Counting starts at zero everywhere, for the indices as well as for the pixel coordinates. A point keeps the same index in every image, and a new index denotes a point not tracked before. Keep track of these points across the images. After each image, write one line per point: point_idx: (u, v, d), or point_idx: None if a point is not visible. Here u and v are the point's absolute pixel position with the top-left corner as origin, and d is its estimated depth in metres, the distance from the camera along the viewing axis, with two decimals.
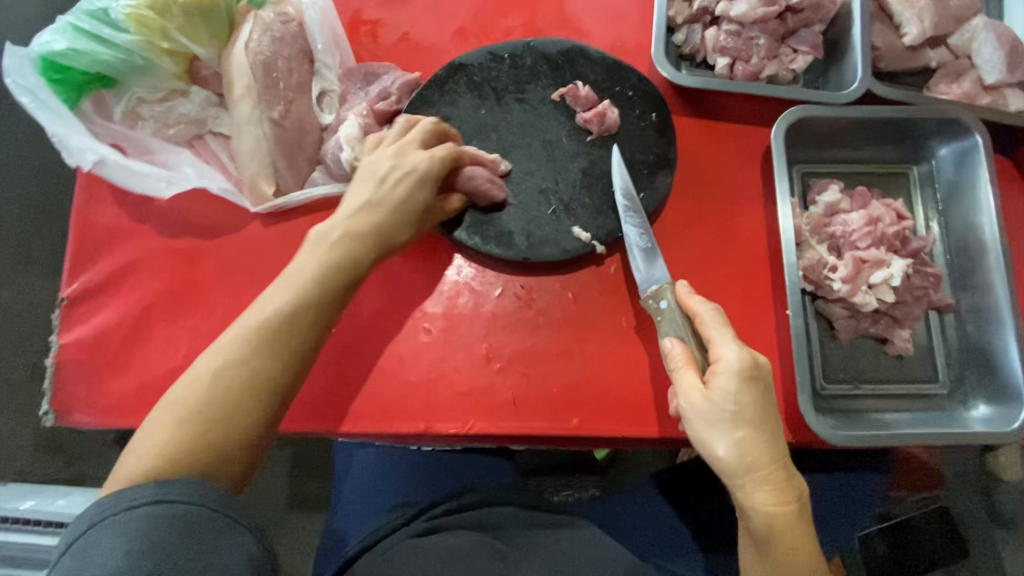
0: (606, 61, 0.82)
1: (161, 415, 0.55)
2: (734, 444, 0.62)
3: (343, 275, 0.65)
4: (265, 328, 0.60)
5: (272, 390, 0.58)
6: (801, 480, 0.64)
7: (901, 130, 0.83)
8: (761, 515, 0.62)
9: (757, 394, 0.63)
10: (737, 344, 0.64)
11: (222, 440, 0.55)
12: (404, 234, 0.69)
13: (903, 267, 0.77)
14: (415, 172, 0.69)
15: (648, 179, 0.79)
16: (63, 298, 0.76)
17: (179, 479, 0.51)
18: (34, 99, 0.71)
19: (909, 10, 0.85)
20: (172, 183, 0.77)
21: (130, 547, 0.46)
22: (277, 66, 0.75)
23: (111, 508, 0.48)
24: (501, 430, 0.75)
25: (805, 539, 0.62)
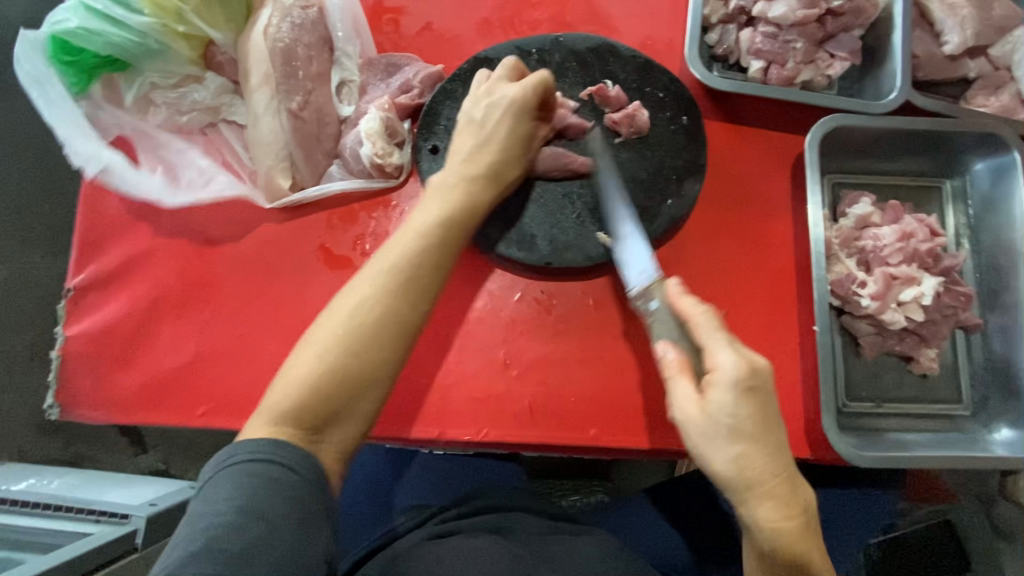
0: (637, 60, 0.79)
1: (300, 361, 0.57)
2: (732, 459, 0.58)
3: (471, 217, 0.66)
4: (398, 267, 0.60)
5: (408, 328, 0.60)
6: (809, 490, 0.60)
7: (936, 143, 0.81)
8: (765, 532, 0.58)
9: (756, 404, 0.58)
10: (733, 348, 0.59)
11: (361, 379, 0.57)
12: (515, 169, 0.70)
13: (934, 286, 0.75)
14: (510, 102, 0.69)
15: (676, 186, 0.77)
16: (70, 288, 0.74)
17: (289, 444, 0.53)
18: (44, 95, 0.69)
19: (950, 18, 0.82)
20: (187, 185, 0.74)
21: (240, 502, 0.48)
22: (297, 54, 0.72)
23: (232, 456, 0.51)
24: (516, 439, 0.73)
25: (814, 553, 0.59)
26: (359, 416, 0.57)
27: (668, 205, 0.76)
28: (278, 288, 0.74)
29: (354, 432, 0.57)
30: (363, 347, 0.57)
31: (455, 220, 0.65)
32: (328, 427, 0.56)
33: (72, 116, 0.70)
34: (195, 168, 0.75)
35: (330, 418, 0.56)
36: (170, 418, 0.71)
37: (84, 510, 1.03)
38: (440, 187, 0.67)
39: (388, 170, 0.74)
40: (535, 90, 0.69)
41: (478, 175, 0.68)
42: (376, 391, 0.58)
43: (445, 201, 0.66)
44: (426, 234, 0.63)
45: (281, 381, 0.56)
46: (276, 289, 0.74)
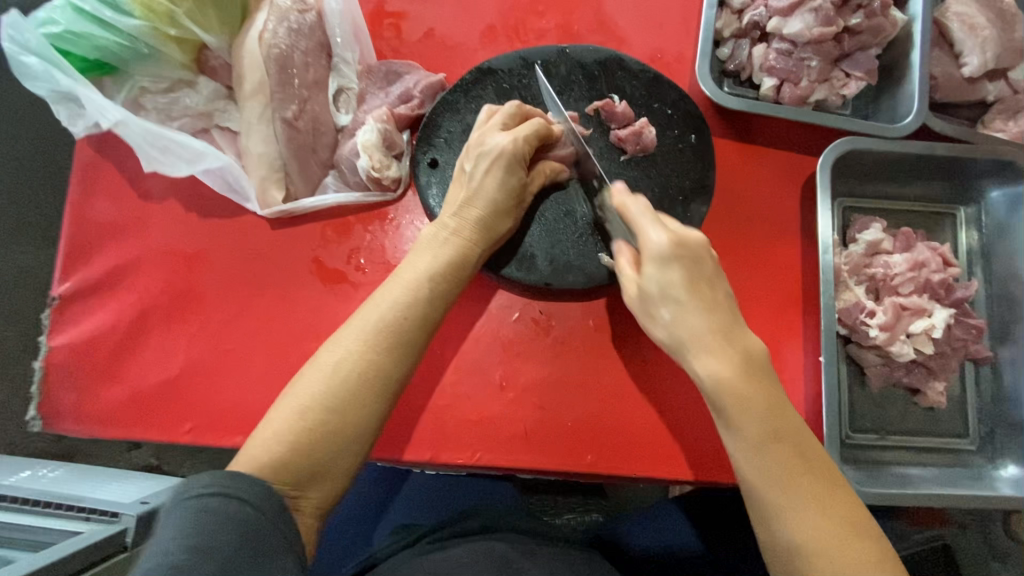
0: (646, 74, 0.77)
1: (280, 415, 0.56)
2: (668, 321, 0.59)
3: (459, 273, 0.65)
4: (385, 322, 0.60)
5: (391, 387, 0.59)
6: (752, 342, 0.59)
7: (951, 169, 0.78)
8: (709, 384, 0.57)
9: (687, 270, 0.59)
10: (661, 222, 0.59)
11: (340, 437, 0.56)
12: (505, 224, 0.67)
13: (945, 318, 0.73)
14: (499, 154, 0.64)
15: (682, 208, 0.74)
16: (54, 297, 0.71)
17: (251, 477, 0.52)
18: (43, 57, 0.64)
19: (971, 39, 0.79)
20: (194, 165, 0.70)
21: (190, 541, 0.45)
22: (294, 61, 0.70)
23: (183, 494, 0.48)
24: (509, 463, 0.71)
25: (763, 397, 0.57)
26: (339, 471, 0.57)
27: None
28: (268, 301, 0.72)
29: (332, 487, 0.57)
30: (343, 405, 0.57)
31: (446, 275, 0.64)
32: (308, 480, 0.55)
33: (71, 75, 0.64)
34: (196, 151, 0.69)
35: (308, 472, 0.55)
36: (156, 433, 0.69)
37: (74, 508, 1.02)
38: (432, 239, 0.66)
39: (385, 183, 0.72)
40: (525, 140, 0.65)
41: (468, 231, 0.65)
42: (357, 446, 0.58)
43: (436, 255, 0.64)
44: (417, 287, 0.62)
45: (263, 431, 0.56)
46: (267, 302, 0.72)
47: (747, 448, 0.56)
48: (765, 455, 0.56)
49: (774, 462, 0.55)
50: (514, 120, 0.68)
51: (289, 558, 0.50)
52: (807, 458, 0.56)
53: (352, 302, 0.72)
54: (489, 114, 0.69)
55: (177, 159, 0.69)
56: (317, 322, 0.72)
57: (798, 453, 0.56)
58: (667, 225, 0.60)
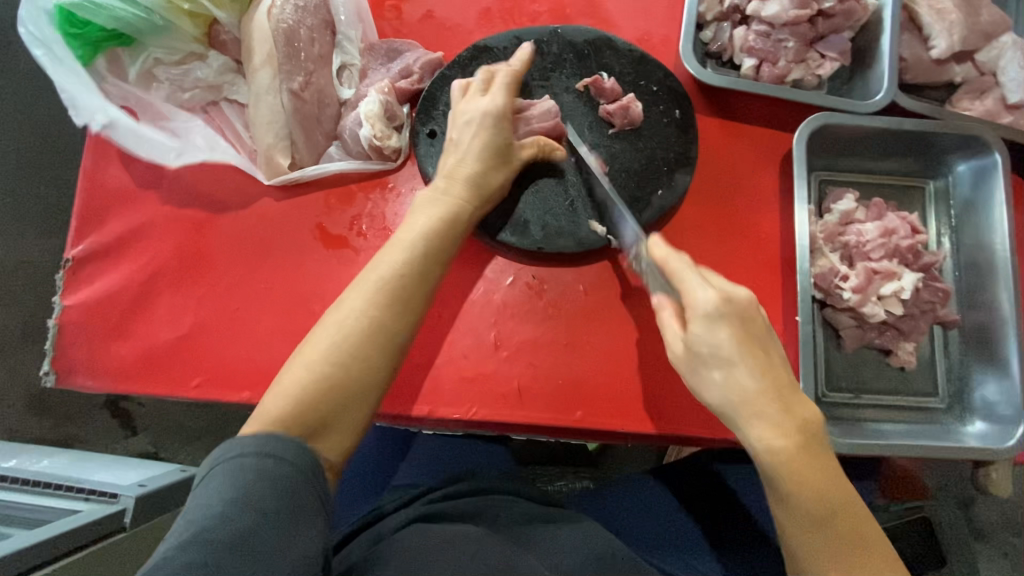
0: (633, 53, 0.81)
1: (291, 372, 0.59)
2: (718, 384, 0.61)
3: (454, 233, 0.68)
4: (385, 281, 0.63)
5: (393, 339, 0.62)
6: (807, 409, 0.61)
7: (919, 144, 0.83)
8: (763, 453, 0.60)
9: (739, 331, 0.60)
10: (707, 281, 0.62)
11: (347, 386, 0.60)
12: (495, 180, 0.71)
13: (914, 280, 0.77)
14: (483, 115, 0.70)
15: (667, 178, 0.78)
16: (68, 259, 0.75)
17: (285, 438, 0.55)
18: (49, 52, 0.68)
19: (939, 23, 0.84)
20: (181, 154, 0.75)
21: (230, 494, 0.50)
22: (299, 36, 0.74)
23: (226, 452, 0.53)
24: (503, 418, 0.75)
25: (819, 471, 0.60)
26: (350, 420, 0.60)
27: (658, 195, 0.78)
28: (274, 264, 0.76)
29: (344, 440, 0.60)
30: (349, 356, 0.60)
31: (440, 235, 0.67)
32: (319, 431, 0.58)
33: (75, 74, 0.69)
34: (196, 134, 0.76)
35: (320, 423, 0.58)
36: (164, 390, 0.72)
37: (72, 488, 1.04)
38: (427, 201, 0.68)
39: (386, 153, 0.75)
40: (506, 99, 0.71)
41: (459, 190, 0.69)
42: (366, 396, 0.61)
43: (431, 215, 0.67)
44: (413, 248, 0.65)
45: (275, 388, 0.59)
46: (272, 267, 0.75)
47: (799, 517, 0.61)
48: (820, 526, 0.60)
49: (828, 532, 0.60)
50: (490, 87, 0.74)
51: (319, 515, 0.54)
52: (853, 521, 0.61)
53: (354, 267, 0.75)
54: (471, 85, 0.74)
55: (165, 149, 0.74)
56: (321, 284, 0.75)
57: (846, 522, 0.61)
58: (713, 284, 0.62)
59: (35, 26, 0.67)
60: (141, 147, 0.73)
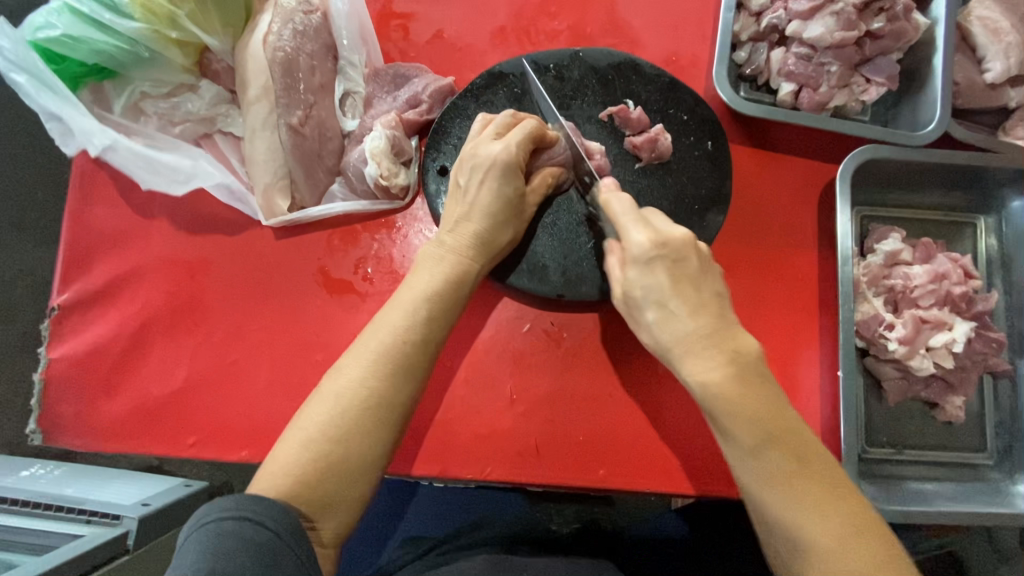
0: (661, 79, 0.74)
1: (285, 447, 0.55)
2: (652, 325, 0.57)
3: (458, 292, 0.63)
4: (387, 347, 0.59)
5: (397, 414, 0.58)
6: (750, 350, 0.55)
7: (973, 177, 0.77)
8: (697, 386, 0.55)
9: (671, 270, 0.56)
10: (642, 221, 0.57)
11: (348, 470, 0.55)
12: (505, 234, 0.65)
13: (966, 331, 0.71)
14: (492, 163, 0.62)
15: (698, 218, 0.72)
16: (53, 308, 0.69)
17: (266, 498, 0.51)
18: (34, 77, 0.61)
19: (994, 44, 0.77)
20: (188, 180, 0.68)
21: (208, 566, 0.45)
22: (299, 65, 0.67)
23: (202, 518, 0.48)
24: (519, 478, 0.70)
25: (756, 402, 0.53)
26: (352, 502, 0.56)
27: None
28: (272, 311, 0.70)
29: (345, 517, 0.56)
30: (347, 433, 0.55)
31: (444, 295, 0.62)
32: (319, 511, 0.54)
33: (66, 101, 0.63)
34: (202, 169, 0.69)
35: (317, 503, 0.54)
36: (158, 447, 0.67)
37: (74, 509, 0.98)
38: (428, 256, 0.64)
39: (393, 192, 0.70)
40: (519, 148, 0.63)
41: (464, 244, 0.64)
42: (368, 477, 0.56)
43: (432, 273, 0.63)
44: (415, 309, 0.61)
45: (269, 464, 0.55)
46: (270, 313, 0.70)
47: (743, 453, 0.54)
48: (768, 468, 0.53)
49: (779, 476, 0.53)
50: (508, 128, 0.66)
51: None
52: (811, 470, 0.53)
53: (358, 314, 0.70)
54: (486, 122, 0.67)
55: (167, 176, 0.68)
56: (324, 333, 0.70)
57: (794, 455, 0.53)
58: (651, 224, 0.58)
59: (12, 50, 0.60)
60: (142, 173, 0.67)
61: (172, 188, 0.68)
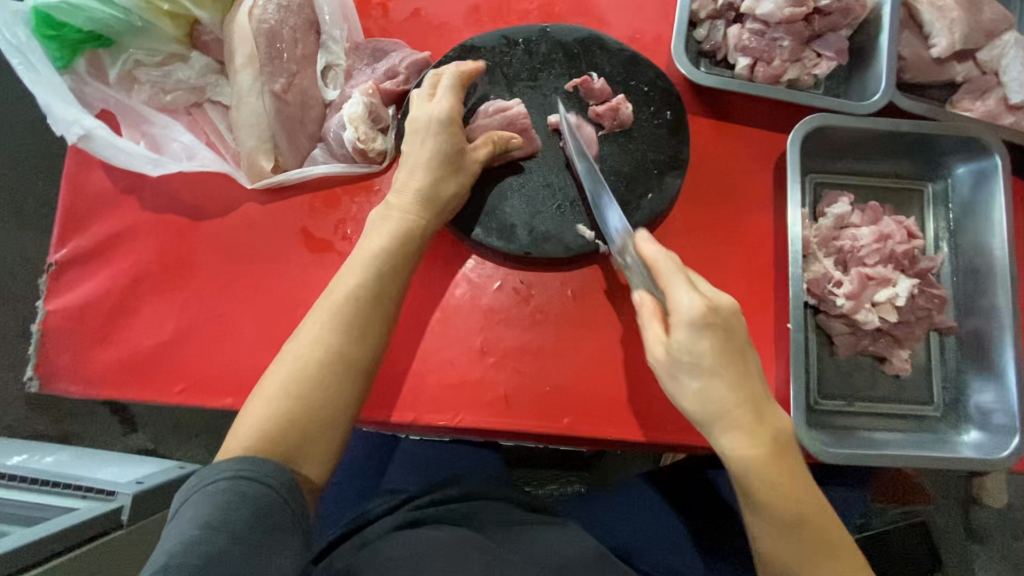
0: (624, 53, 0.80)
1: (253, 405, 0.60)
2: (696, 392, 0.61)
3: (408, 249, 0.68)
4: (339, 304, 0.63)
5: (354, 364, 0.62)
6: (780, 418, 0.62)
7: (918, 146, 0.81)
8: (733, 459, 0.61)
9: (720, 338, 0.60)
10: (691, 286, 0.61)
11: (308, 418, 0.59)
12: (449, 188, 0.70)
13: (909, 287, 0.75)
14: (429, 120, 0.69)
15: (658, 181, 0.77)
16: (52, 263, 0.74)
17: (245, 456, 0.55)
18: (25, 61, 0.68)
19: (939, 20, 0.82)
20: (158, 164, 0.72)
21: (205, 518, 0.50)
22: (282, 36, 0.73)
23: (201, 481, 0.53)
24: (488, 426, 0.74)
25: (787, 480, 0.62)
26: (317, 452, 0.59)
27: (648, 199, 0.76)
28: (257, 269, 0.75)
29: (318, 466, 0.59)
30: (302, 383, 0.60)
31: (395, 253, 0.67)
32: (288, 459, 0.58)
33: (52, 85, 0.69)
34: (177, 143, 0.74)
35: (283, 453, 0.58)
36: (149, 395, 0.72)
37: (70, 486, 1.03)
38: (381, 219, 0.69)
39: (370, 155, 0.75)
40: (451, 102, 0.70)
41: (412, 206, 0.69)
42: (333, 425, 0.61)
43: (383, 232, 0.67)
44: (367, 268, 0.65)
45: (239, 423, 0.59)
46: (255, 271, 0.75)
47: (770, 519, 0.62)
48: (788, 533, 0.62)
49: (798, 538, 0.62)
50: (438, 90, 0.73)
51: (297, 533, 0.54)
52: (818, 527, 0.63)
53: (338, 271, 0.75)
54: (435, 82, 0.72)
55: (137, 160, 0.72)
56: (306, 289, 0.74)
57: (808, 515, 0.62)
58: (699, 290, 0.62)
59: (12, 31, 0.68)
60: (116, 158, 0.71)
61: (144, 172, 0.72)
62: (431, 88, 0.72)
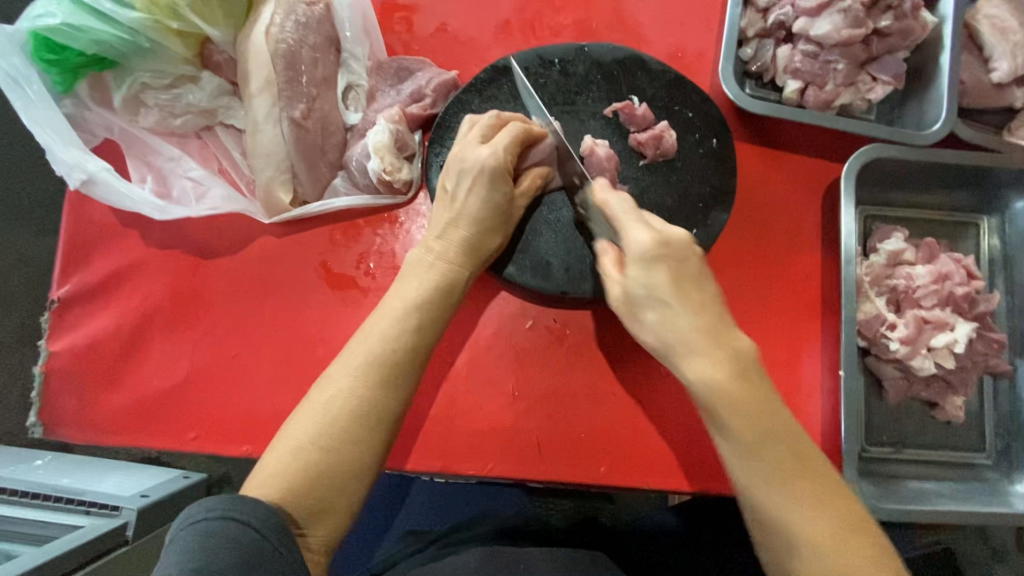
0: (667, 75, 0.74)
1: (274, 457, 0.55)
2: (653, 323, 0.56)
3: (448, 301, 0.63)
4: (376, 355, 0.59)
5: (389, 421, 0.58)
6: (742, 341, 0.55)
7: (977, 178, 0.76)
8: (699, 384, 0.54)
9: (672, 268, 0.56)
10: (642, 220, 0.57)
11: (337, 479, 0.55)
12: (494, 240, 0.66)
13: (968, 332, 0.71)
14: (480, 170, 0.63)
15: (703, 216, 0.72)
16: (54, 300, 0.69)
17: (251, 499, 0.50)
18: (22, 96, 0.62)
19: (1002, 43, 0.77)
20: (164, 212, 0.67)
21: (192, 563, 0.45)
22: (302, 57, 0.67)
23: (187, 519, 0.48)
24: (519, 473, 0.70)
25: (758, 401, 0.54)
26: (342, 513, 0.55)
27: (692, 235, 0.71)
28: (273, 305, 0.70)
29: (336, 523, 0.55)
30: (334, 443, 0.55)
31: (435, 302, 0.62)
32: (307, 519, 0.54)
33: (53, 120, 0.63)
34: (188, 177, 0.69)
35: (306, 513, 0.53)
36: (159, 441, 0.67)
37: (73, 500, 0.98)
38: (417, 264, 0.64)
39: (395, 186, 0.69)
40: (505, 154, 0.62)
41: (452, 251, 0.64)
42: (359, 486, 0.56)
43: (422, 281, 0.63)
44: (404, 317, 0.61)
45: (256, 477, 0.54)
46: (272, 308, 0.70)
47: (742, 450, 0.54)
48: (762, 455, 0.53)
49: (773, 463, 0.53)
50: (493, 131, 0.65)
51: None
52: (797, 453, 0.53)
53: (361, 308, 0.70)
54: (501, 124, 0.66)
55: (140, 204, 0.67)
56: (326, 328, 0.70)
57: (790, 448, 0.53)
58: (650, 224, 0.58)
59: (8, 60, 0.61)
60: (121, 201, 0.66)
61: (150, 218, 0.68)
62: (496, 126, 0.65)
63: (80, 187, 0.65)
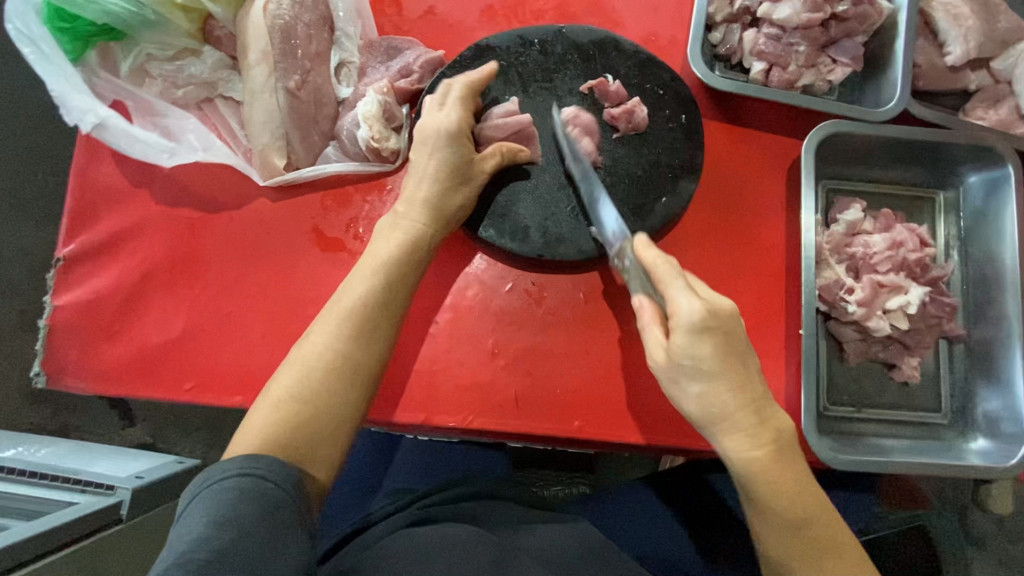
0: (639, 55, 0.79)
1: (256, 412, 0.58)
2: (698, 394, 0.61)
3: (414, 262, 0.68)
4: (350, 312, 0.63)
5: (362, 373, 0.62)
6: (781, 419, 0.62)
7: (932, 155, 0.81)
8: (739, 461, 0.61)
9: (720, 341, 0.60)
10: (690, 289, 0.60)
11: (315, 429, 0.58)
12: (456, 202, 0.70)
13: (921, 295, 0.76)
14: (438, 133, 0.69)
15: (671, 185, 0.77)
16: (59, 258, 0.73)
17: (264, 457, 0.54)
18: (36, 51, 0.66)
19: (955, 28, 0.82)
20: (175, 155, 0.72)
21: (214, 515, 0.48)
22: (297, 33, 0.72)
23: (206, 479, 0.51)
24: (501, 427, 0.74)
25: (791, 478, 0.62)
26: (322, 463, 0.59)
27: (662, 203, 0.76)
28: (268, 267, 0.74)
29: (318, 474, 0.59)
30: (310, 393, 0.59)
31: (403, 262, 0.67)
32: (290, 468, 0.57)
33: (63, 73, 0.67)
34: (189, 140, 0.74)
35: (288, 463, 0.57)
36: (157, 391, 0.71)
37: (69, 479, 1.01)
38: (387, 228, 0.69)
39: (384, 154, 0.74)
40: (460, 116, 0.69)
41: (419, 215, 0.69)
42: (339, 436, 0.60)
43: (390, 242, 0.67)
44: (375, 276, 0.65)
45: (240, 431, 0.57)
46: (266, 269, 0.74)
47: (774, 520, 0.62)
48: (792, 527, 0.62)
49: (801, 537, 0.62)
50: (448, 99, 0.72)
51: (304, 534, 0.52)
52: (823, 527, 0.63)
53: (350, 269, 0.74)
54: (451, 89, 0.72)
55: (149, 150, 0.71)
56: (317, 287, 0.74)
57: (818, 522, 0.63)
58: (697, 293, 0.61)
59: (21, 20, 0.65)
60: (131, 147, 0.70)
61: (160, 162, 0.72)
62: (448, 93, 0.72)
63: (92, 132, 0.67)
